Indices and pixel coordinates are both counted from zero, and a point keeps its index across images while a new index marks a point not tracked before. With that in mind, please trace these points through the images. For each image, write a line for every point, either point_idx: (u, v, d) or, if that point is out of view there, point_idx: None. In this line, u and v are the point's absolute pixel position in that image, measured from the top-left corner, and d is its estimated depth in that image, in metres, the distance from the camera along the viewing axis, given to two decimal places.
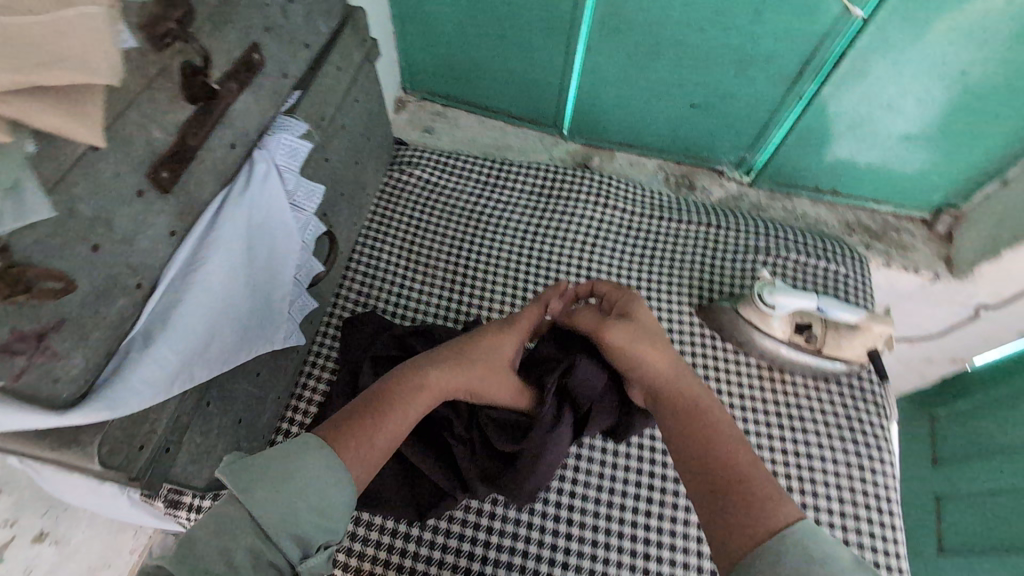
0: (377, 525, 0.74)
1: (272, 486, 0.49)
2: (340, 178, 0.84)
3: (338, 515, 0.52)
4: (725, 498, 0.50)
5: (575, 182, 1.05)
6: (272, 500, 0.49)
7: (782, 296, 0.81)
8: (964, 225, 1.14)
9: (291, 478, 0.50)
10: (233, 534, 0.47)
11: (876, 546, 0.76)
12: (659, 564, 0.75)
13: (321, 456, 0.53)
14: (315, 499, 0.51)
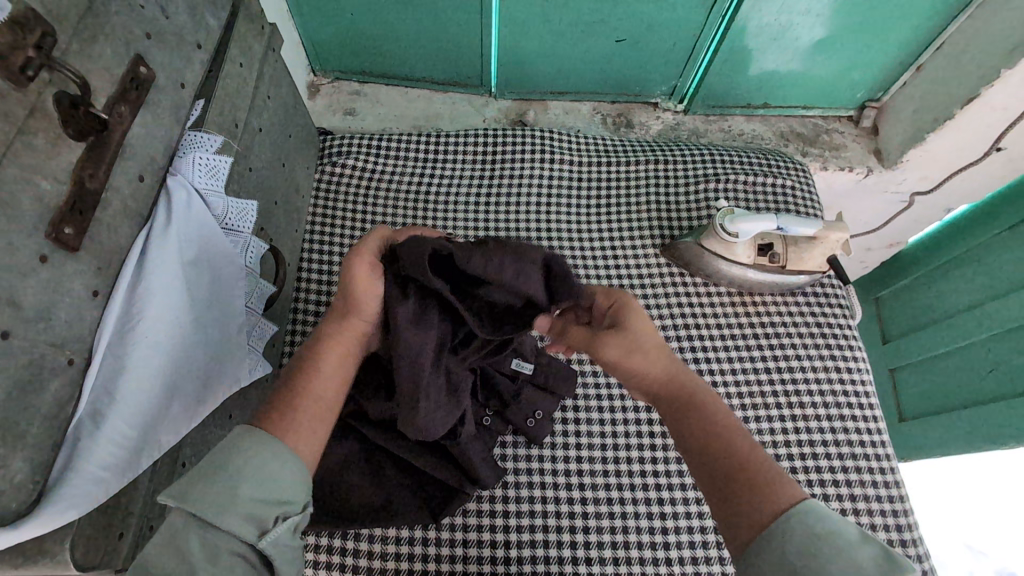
0: (394, 537, 0.72)
1: (202, 478, 0.46)
2: (269, 187, 0.77)
3: (285, 483, 0.48)
4: (731, 489, 0.50)
5: (517, 142, 1.00)
6: (205, 492, 0.45)
7: (742, 223, 0.83)
8: (887, 117, 1.18)
9: (220, 464, 0.47)
10: (184, 542, 0.44)
11: (862, 437, 0.82)
12: (676, 505, 0.76)
13: (250, 440, 0.49)
14: (251, 475, 0.47)
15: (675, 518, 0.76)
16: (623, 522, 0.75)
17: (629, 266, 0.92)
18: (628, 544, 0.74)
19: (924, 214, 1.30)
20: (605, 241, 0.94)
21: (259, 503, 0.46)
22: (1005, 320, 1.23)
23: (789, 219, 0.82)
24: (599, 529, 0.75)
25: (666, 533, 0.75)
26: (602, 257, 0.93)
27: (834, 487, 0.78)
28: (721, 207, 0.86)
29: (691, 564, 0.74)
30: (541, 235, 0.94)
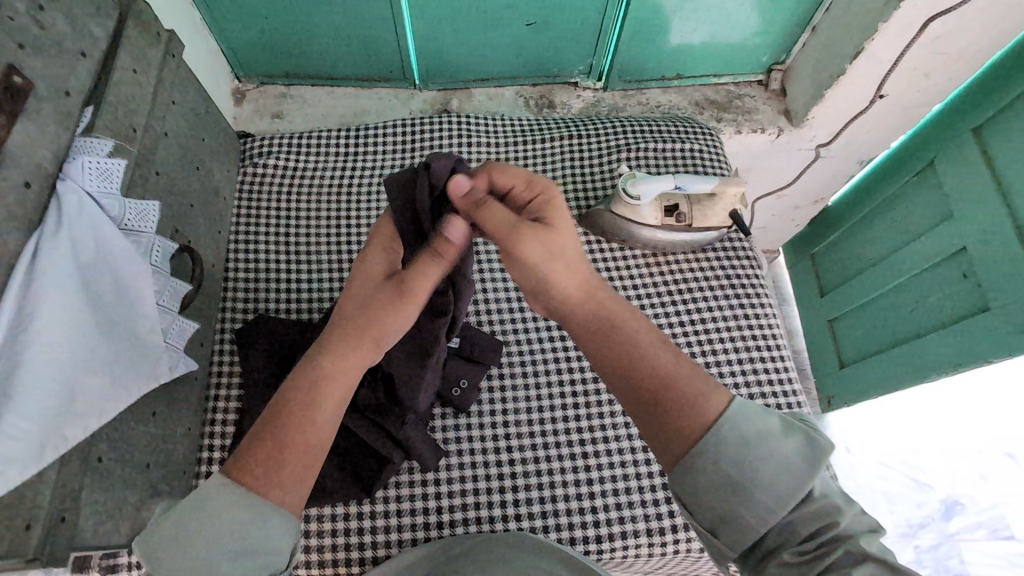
0: (329, 515, 0.75)
1: (175, 543, 0.43)
2: (181, 190, 0.79)
3: (267, 547, 0.45)
4: (665, 412, 0.47)
5: (435, 129, 1.03)
6: (178, 560, 0.43)
7: (642, 185, 0.87)
8: (792, 78, 1.24)
9: (195, 528, 0.44)
10: None
11: (771, 376, 0.87)
12: (599, 457, 0.81)
13: (227, 495, 0.45)
14: (225, 541, 0.44)
15: (599, 469, 0.80)
16: (550, 478, 0.79)
17: None
18: (555, 498, 0.78)
19: (838, 168, 1.37)
20: None
21: (235, 573, 0.44)
22: (919, 260, 1.31)
23: (685, 179, 0.87)
24: (528, 487, 0.79)
25: (590, 483, 0.79)
26: None
27: None
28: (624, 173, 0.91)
29: (615, 510, 0.78)
30: None
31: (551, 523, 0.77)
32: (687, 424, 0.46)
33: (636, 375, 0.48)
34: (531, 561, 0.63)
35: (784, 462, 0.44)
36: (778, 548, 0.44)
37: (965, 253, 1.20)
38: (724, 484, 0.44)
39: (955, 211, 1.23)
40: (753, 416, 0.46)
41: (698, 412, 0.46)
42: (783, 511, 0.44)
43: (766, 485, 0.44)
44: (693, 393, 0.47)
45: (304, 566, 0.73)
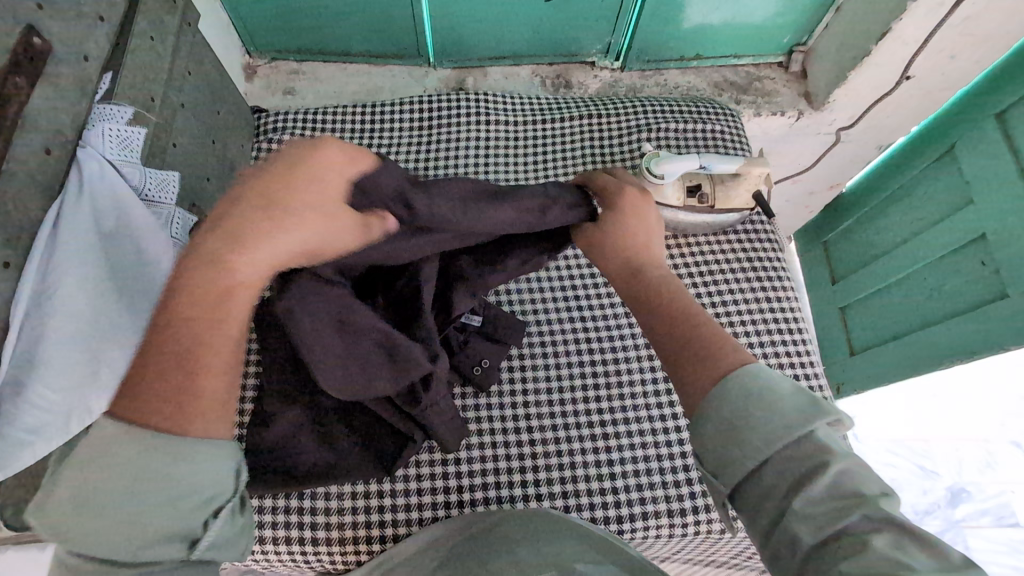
0: (349, 492, 0.75)
1: (84, 511, 0.40)
2: (196, 163, 0.77)
3: (200, 465, 0.43)
4: (684, 356, 0.52)
5: (452, 106, 1.01)
6: (96, 523, 0.40)
7: (667, 164, 0.85)
8: (814, 59, 1.22)
9: (104, 487, 0.41)
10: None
11: (792, 359, 0.87)
12: (620, 438, 0.81)
13: (131, 442, 0.42)
14: (149, 479, 0.42)
15: (620, 450, 0.80)
16: (571, 458, 0.79)
17: None
18: (576, 478, 0.78)
19: (856, 153, 1.35)
20: None
21: (175, 503, 0.42)
22: (936, 247, 1.30)
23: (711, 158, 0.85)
24: (548, 467, 0.78)
25: (611, 464, 0.79)
26: None
27: None
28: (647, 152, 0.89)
29: (636, 491, 0.78)
30: None
31: (571, 503, 0.77)
32: (706, 372, 0.50)
33: (665, 331, 0.55)
34: (558, 540, 0.63)
35: (786, 421, 0.45)
36: (785, 494, 0.44)
37: (984, 240, 1.19)
38: (724, 433, 0.47)
39: (975, 197, 1.21)
40: (764, 377, 0.48)
41: (717, 361, 0.50)
42: (776, 449, 0.45)
43: (761, 428, 0.45)
44: (713, 347, 0.51)
45: (324, 542, 0.73)
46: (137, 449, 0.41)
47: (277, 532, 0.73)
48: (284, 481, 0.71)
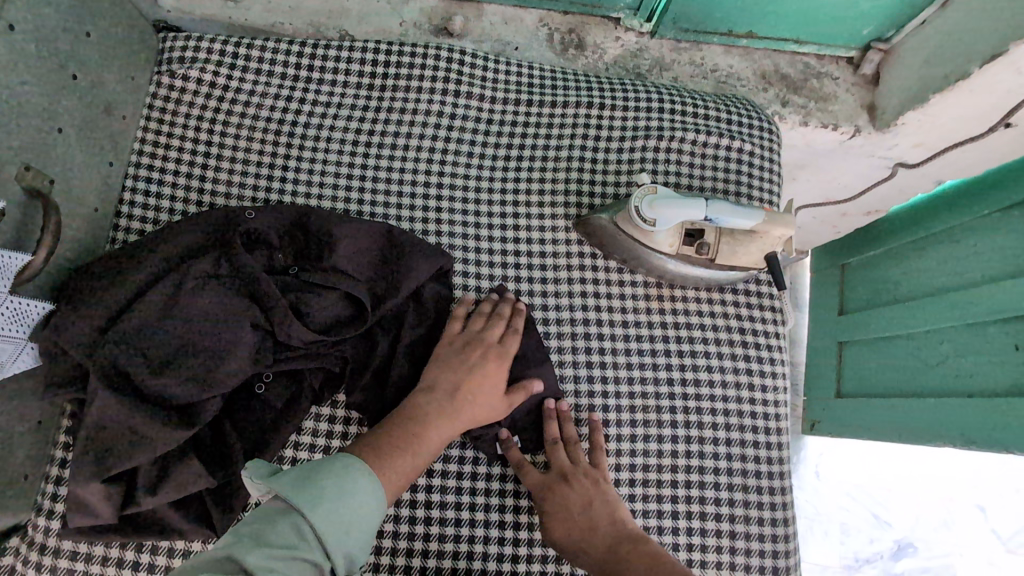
0: (183, 550, 0.61)
1: (320, 488, 0.51)
2: (39, 109, 0.58)
3: (315, 558, 0.48)
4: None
5: (418, 62, 0.79)
6: (320, 501, 0.50)
7: (662, 208, 0.67)
8: (894, 64, 0.97)
9: (315, 506, 0.50)
10: (287, 523, 0.49)
11: (760, 467, 0.73)
12: (532, 531, 0.67)
13: (295, 495, 0.50)
14: (321, 512, 0.50)
15: (529, 545, 0.66)
16: (470, 547, 0.66)
17: (533, 237, 0.76)
18: (471, 572, 0.65)
19: (909, 185, 1.13)
20: (510, 203, 0.77)
21: (334, 534, 0.50)
22: None
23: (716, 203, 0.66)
24: (439, 553, 0.65)
25: (514, 562, 0.66)
26: (502, 227, 0.76)
27: (714, 522, 0.70)
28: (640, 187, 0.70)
29: None
30: (429, 188, 0.76)
31: None
32: None
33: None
34: None
35: None
36: None
37: None
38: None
39: None
40: None
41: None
42: None
43: None
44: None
45: None
46: (297, 491, 0.50)
47: None
48: (116, 518, 0.58)
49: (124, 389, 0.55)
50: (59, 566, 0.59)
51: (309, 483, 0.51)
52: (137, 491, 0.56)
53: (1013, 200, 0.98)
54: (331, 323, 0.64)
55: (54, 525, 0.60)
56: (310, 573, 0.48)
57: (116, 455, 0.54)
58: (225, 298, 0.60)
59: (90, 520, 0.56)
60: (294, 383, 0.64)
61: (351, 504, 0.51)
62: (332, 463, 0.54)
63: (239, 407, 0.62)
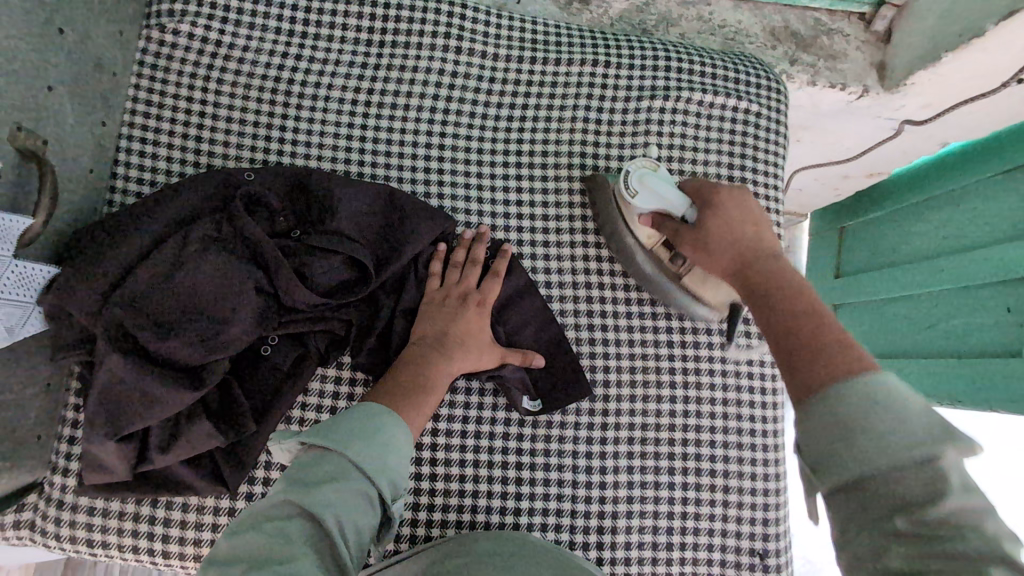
0: (197, 506, 0.63)
1: (362, 437, 0.52)
2: (26, 65, 0.56)
3: (369, 502, 0.51)
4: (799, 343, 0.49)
5: (417, 16, 0.76)
6: (365, 449, 0.52)
7: (649, 187, 0.66)
8: (907, 21, 0.94)
9: (362, 456, 0.51)
10: (337, 474, 0.50)
11: (755, 425, 0.74)
12: (533, 485, 0.69)
13: (338, 450, 0.51)
14: (368, 459, 0.51)
15: (530, 499, 0.69)
16: (474, 501, 0.68)
17: (535, 199, 0.75)
18: (474, 525, 0.68)
19: (914, 147, 1.12)
20: (512, 164, 0.76)
21: (384, 477, 0.52)
22: None
23: (711, 185, 0.66)
24: (444, 507, 0.68)
25: (517, 514, 0.68)
26: (504, 190, 0.75)
27: (709, 478, 0.72)
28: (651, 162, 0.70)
29: None
30: (430, 149, 0.74)
31: None
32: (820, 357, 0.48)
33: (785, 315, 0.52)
34: None
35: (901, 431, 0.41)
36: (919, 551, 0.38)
37: None
38: (834, 425, 0.43)
39: None
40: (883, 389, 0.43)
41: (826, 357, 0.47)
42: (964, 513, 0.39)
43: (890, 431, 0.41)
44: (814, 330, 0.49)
45: (163, 556, 0.62)
46: (341, 446, 0.51)
47: (124, 539, 0.62)
48: (132, 475, 0.60)
49: (131, 352, 0.56)
50: (78, 521, 0.62)
51: (350, 435, 0.52)
52: (150, 450, 0.58)
53: (1016, 161, 0.97)
54: (335, 287, 0.64)
55: (70, 483, 0.62)
56: (366, 506, 0.50)
57: (128, 416, 0.55)
58: (229, 261, 0.60)
59: (106, 476, 0.58)
60: (299, 346, 0.64)
61: (387, 441, 0.53)
62: (359, 410, 0.55)
63: (246, 370, 0.63)
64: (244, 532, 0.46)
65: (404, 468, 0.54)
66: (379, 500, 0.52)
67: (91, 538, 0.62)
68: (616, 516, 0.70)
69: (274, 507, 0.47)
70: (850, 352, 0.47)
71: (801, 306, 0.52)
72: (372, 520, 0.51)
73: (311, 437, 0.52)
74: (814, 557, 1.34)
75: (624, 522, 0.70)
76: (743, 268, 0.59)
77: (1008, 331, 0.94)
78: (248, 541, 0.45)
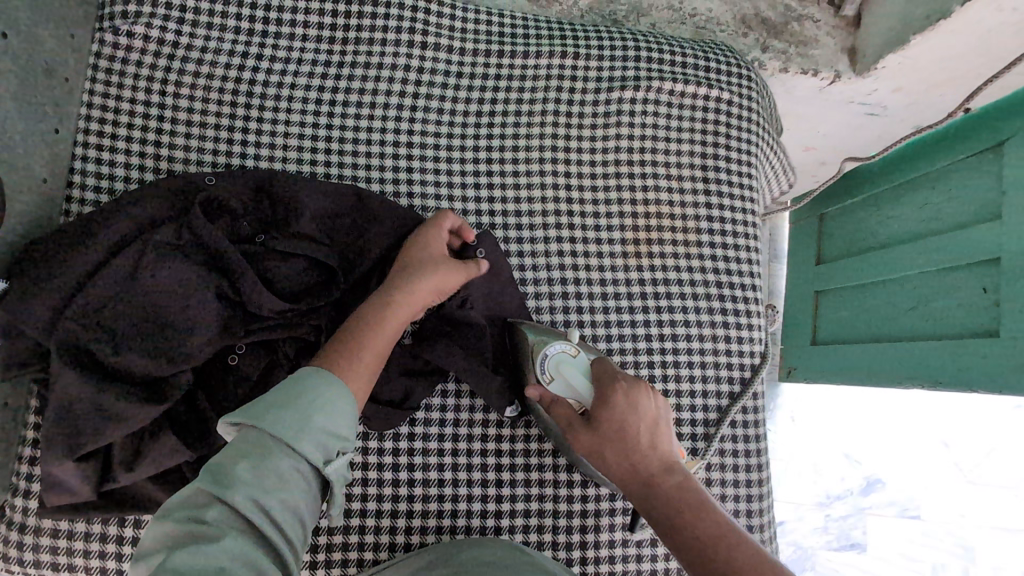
0: None
1: (283, 405, 0.47)
2: None
3: (298, 476, 0.46)
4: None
5: (381, 11, 0.74)
6: (289, 416, 0.47)
7: (561, 374, 0.62)
8: (876, 4, 0.94)
9: (285, 425, 0.46)
10: (258, 449, 0.45)
11: (736, 417, 0.75)
12: (514, 486, 0.68)
13: (259, 426, 0.46)
14: (293, 425, 0.46)
15: (511, 501, 0.68)
16: (455, 505, 0.67)
17: (507, 195, 0.74)
18: (455, 530, 0.67)
19: (887, 133, 1.12)
20: (483, 160, 0.74)
21: (315, 442, 0.47)
22: None
23: (612, 367, 0.61)
24: (424, 513, 0.66)
25: (498, 517, 0.68)
26: (475, 187, 0.74)
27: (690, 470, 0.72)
28: (571, 342, 0.65)
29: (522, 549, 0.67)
30: (398, 148, 0.73)
31: None
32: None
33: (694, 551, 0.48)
34: None
35: None
36: None
37: None
38: None
39: None
40: None
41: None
42: None
43: None
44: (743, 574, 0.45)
45: None
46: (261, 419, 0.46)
47: (91, 562, 0.60)
48: (97, 495, 0.57)
49: (87, 368, 0.54)
50: (41, 545, 0.59)
51: (270, 410, 0.47)
52: (114, 468, 0.56)
53: (988, 143, 0.97)
54: (303, 290, 0.62)
55: (32, 506, 0.59)
56: (295, 482, 0.45)
57: (88, 433, 0.53)
58: (189, 270, 0.57)
59: (68, 497, 0.56)
60: (267, 354, 0.62)
61: (310, 407, 0.48)
62: (286, 381, 0.50)
63: (213, 380, 0.61)
64: (160, 521, 0.41)
65: (344, 430, 0.49)
66: (310, 472, 0.47)
67: (56, 562, 0.60)
68: (599, 515, 0.69)
69: (192, 496, 0.43)
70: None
71: (699, 524, 0.49)
72: (307, 496, 0.46)
73: (226, 417, 0.47)
74: (805, 543, 1.35)
75: (607, 520, 0.69)
76: (634, 480, 0.55)
77: (982, 311, 0.95)
78: (164, 529, 0.40)
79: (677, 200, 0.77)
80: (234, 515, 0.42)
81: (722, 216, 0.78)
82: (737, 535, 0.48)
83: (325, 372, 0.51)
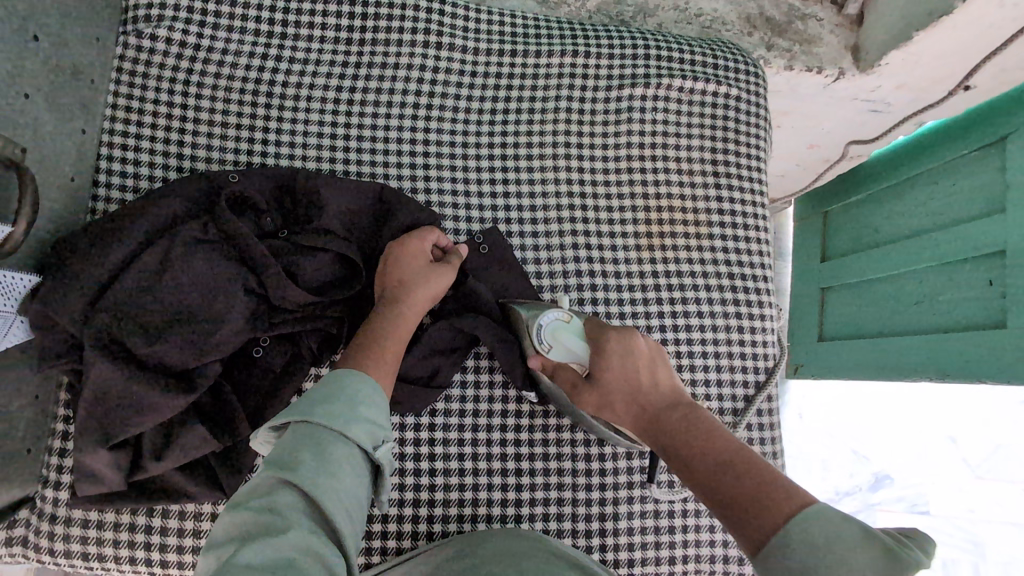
0: (194, 513, 0.62)
1: (324, 399, 0.48)
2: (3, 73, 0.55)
3: (354, 463, 0.46)
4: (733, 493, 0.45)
5: (397, 13, 0.76)
6: (331, 407, 0.47)
7: (559, 339, 0.65)
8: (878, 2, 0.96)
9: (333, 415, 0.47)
10: (313, 437, 0.45)
11: (749, 405, 0.76)
12: (534, 476, 0.69)
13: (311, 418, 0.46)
14: (340, 417, 0.47)
15: (530, 489, 0.69)
16: (475, 495, 0.68)
17: (522, 189, 0.76)
18: (476, 518, 0.68)
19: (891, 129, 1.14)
20: (497, 156, 0.76)
21: (363, 429, 0.47)
22: None
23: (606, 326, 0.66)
24: (445, 502, 0.67)
25: (518, 505, 0.69)
26: (491, 183, 0.75)
27: None
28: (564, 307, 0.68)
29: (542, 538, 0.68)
30: (415, 146, 0.74)
31: None
32: (761, 507, 0.43)
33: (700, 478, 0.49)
34: None
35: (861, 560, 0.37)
36: None
37: None
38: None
39: None
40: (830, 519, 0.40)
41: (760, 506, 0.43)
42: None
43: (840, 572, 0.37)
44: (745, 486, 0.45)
45: (161, 566, 0.61)
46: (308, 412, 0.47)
47: (121, 551, 0.61)
48: (127, 484, 0.59)
49: (119, 358, 0.55)
50: (72, 535, 0.61)
51: (315, 404, 0.47)
52: (144, 457, 0.57)
53: (997, 134, 0.98)
54: (326, 284, 0.64)
55: (63, 495, 0.61)
56: (353, 469, 0.45)
57: (121, 422, 0.55)
58: (217, 263, 0.59)
59: (99, 487, 0.57)
60: (291, 346, 0.64)
61: (354, 398, 0.49)
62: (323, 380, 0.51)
63: (239, 371, 0.62)
64: (229, 514, 0.41)
65: (383, 420, 0.50)
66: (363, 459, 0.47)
67: (86, 551, 0.61)
68: (617, 503, 0.70)
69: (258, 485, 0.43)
70: (766, 490, 0.44)
71: (704, 443, 0.50)
72: (363, 482, 0.46)
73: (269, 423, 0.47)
74: None
75: (625, 508, 0.70)
76: (644, 425, 0.57)
77: (988, 303, 0.96)
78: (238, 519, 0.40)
79: (688, 194, 0.79)
80: (299, 502, 0.42)
81: (732, 208, 0.79)
82: (738, 447, 0.49)
83: (354, 371, 0.52)
